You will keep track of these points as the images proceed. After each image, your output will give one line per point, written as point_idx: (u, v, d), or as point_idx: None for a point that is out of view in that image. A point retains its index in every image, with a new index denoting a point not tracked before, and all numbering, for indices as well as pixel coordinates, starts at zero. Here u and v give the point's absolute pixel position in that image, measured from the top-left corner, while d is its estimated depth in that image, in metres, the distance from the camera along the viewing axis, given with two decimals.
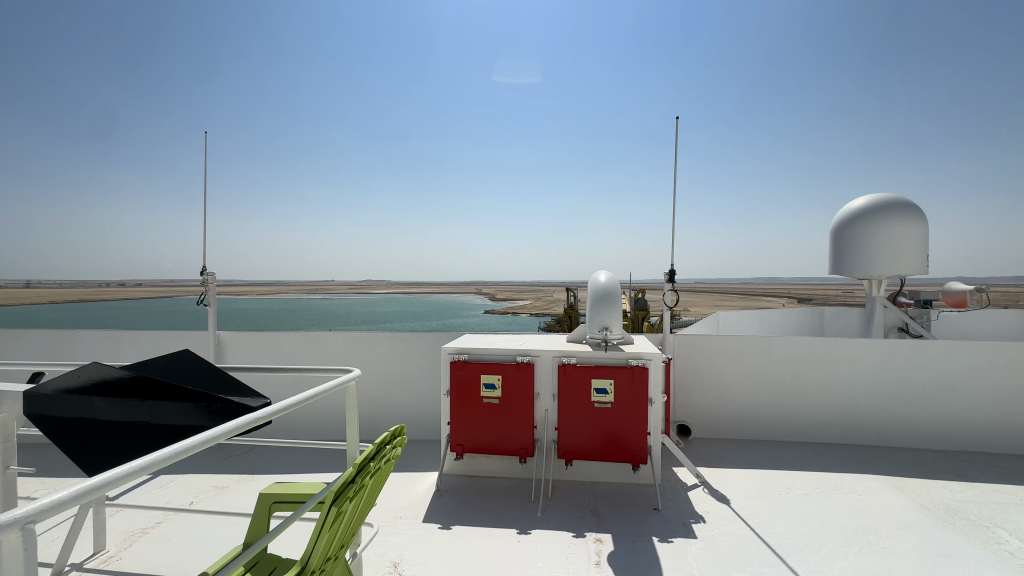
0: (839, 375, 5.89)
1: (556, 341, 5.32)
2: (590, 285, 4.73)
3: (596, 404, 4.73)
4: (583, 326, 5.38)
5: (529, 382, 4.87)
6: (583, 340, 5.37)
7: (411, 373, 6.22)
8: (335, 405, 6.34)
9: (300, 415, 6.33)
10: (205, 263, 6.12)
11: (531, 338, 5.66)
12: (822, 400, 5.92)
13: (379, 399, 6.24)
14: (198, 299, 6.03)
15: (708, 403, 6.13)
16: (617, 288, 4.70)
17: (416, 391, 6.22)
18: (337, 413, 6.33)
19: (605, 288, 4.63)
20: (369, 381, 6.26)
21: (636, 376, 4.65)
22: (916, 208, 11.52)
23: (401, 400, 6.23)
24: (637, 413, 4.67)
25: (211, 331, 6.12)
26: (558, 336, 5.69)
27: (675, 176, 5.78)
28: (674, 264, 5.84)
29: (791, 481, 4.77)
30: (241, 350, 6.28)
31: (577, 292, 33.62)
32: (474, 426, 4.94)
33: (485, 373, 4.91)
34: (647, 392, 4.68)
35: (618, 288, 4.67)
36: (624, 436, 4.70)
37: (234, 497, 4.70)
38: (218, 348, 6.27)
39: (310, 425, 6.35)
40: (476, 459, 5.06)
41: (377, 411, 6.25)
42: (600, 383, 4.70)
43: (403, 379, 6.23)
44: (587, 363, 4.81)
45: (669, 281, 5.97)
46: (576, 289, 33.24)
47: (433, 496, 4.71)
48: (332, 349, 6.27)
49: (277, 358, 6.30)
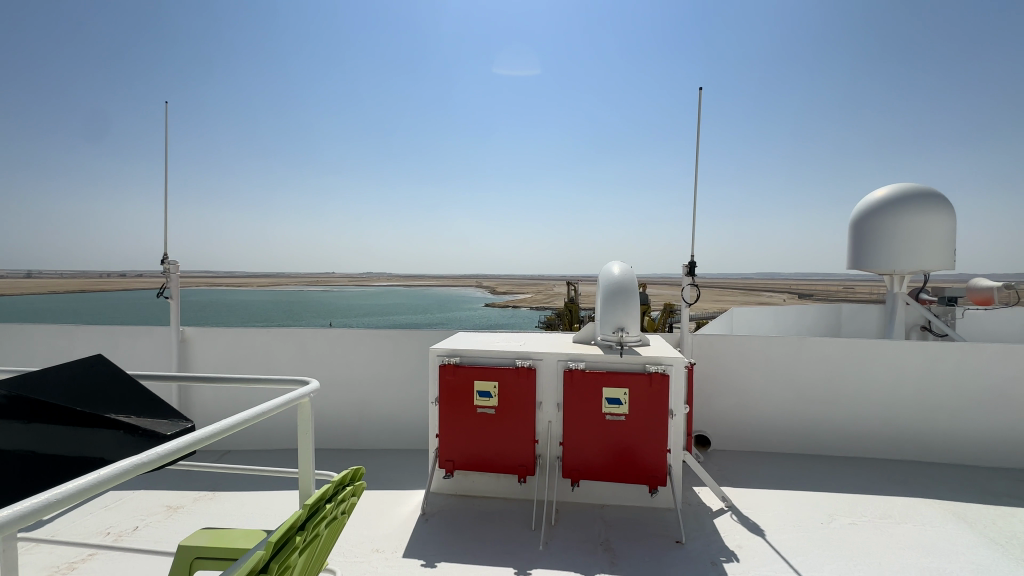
0: (879, 381, 5.23)
1: (560, 343, 4.66)
2: (603, 279, 4.04)
3: (607, 416, 4.08)
4: (592, 326, 4.72)
5: (530, 390, 4.21)
6: (591, 342, 4.70)
7: (396, 375, 5.57)
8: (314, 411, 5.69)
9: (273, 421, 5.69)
10: (167, 250, 5.44)
11: (532, 339, 5.02)
12: (859, 409, 5.27)
13: (363, 404, 5.61)
14: (157, 291, 5.36)
15: (730, 412, 5.47)
16: (635, 283, 3.99)
17: (403, 395, 5.58)
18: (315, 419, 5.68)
19: (621, 283, 3.92)
20: (351, 383, 5.61)
21: (654, 385, 3.99)
22: (941, 199, 10.79)
23: (386, 406, 5.59)
24: (655, 427, 4.03)
25: (173, 327, 5.47)
26: (562, 337, 5.02)
27: (697, 154, 5.09)
28: (695, 255, 5.15)
29: (833, 507, 4.12)
30: (208, 348, 5.63)
31: (578, 285, 33.04)
32: (466, 439, 4.30)
33: (479, 379, 4.25)
34: (667, 404, 4.02)
35: (636, 282, 3.97)
36: (639, 454, 4.06)
37: (189, 521, 4.07)
38: (183, 347, 5.61)
39: (285, 432, 5.71)
40: (469, 477, 4.42)
41: (359, 418, 5.63)
42: (612, 392, 4.05)
43: (388, 381, 5.58)
44: (597, 369, 4.14)
45: (689, 274, 5.29)
46: (575, 283, 32.77)
47: (418, 521, 4.08)
48: (309, 347, 5.62)
49: (247, 358, 5.65)
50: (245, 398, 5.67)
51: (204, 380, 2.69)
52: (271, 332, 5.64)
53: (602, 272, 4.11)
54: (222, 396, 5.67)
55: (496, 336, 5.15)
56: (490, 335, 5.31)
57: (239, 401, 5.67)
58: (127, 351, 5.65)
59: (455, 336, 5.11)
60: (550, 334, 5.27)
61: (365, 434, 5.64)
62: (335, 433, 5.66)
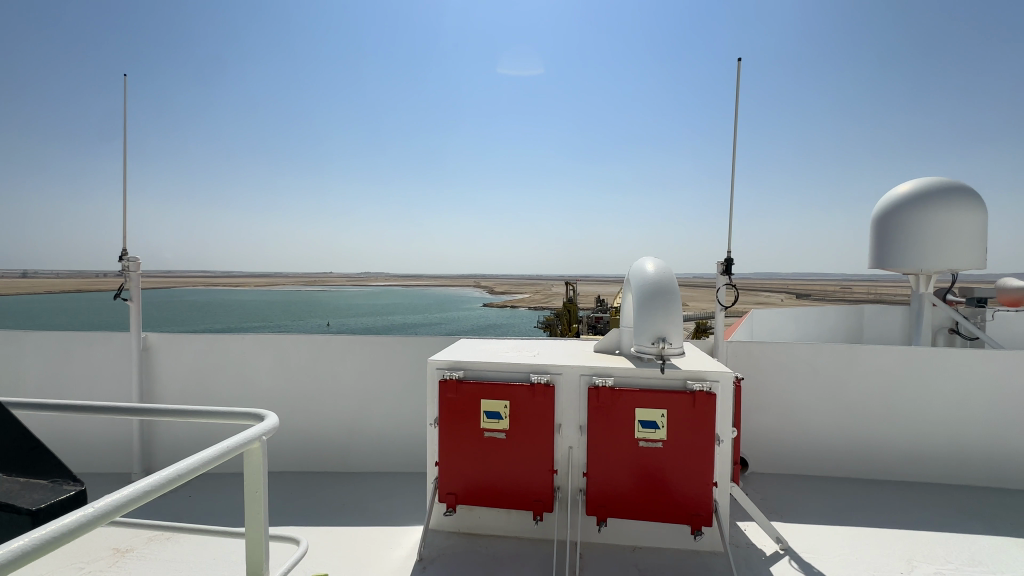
0: (942, 395, 4.57)
1: (580, 354, 3.99)
2: (637, 281, 3.37)
3: (641, 443, 3.41)
4: (617, 332, 4.06)
5: (548, 410, 3.53)
6: (616, 352, 4.04)
7: (389, 389, 4.88)
8: (293, 431, 4.98)
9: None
10: (125, 245, 4.74)
11: (546, 348, 4.34)
12: (919, 427, 4.61)
13: (351, 421, 4.92)
14: (114, 293, 4.67)
15: (771, 431, 4.81)
16: (675, 284, 3.31)
17: (397, 411, 4.89)
18: (295, 440, 4.97)
19: (660, 284, 3.25)
20: (338, 397, 4.93)
21: (698, 405, 3.32)
22: (969, 194, 10.10)
23: (378, 423, 4.91)
24: (698, 456, 3.35)
25: (133, 334, 4.77)
26: (580, 346, 4.35)
27: (735, 135, 4.44)
28: (733, 250, 4.50)
29: (909, 551, 3.45)
30: (175, 357, 4.94)
31: (577, 286, 32.45)
32: (472, 468, 3.62)
33: (487, 398, 3.56)
34: (714, 428, 3.35)
35: (676, 282, 3.30)
36: (680, 488, 3.38)
37: (138, 569, 3.38)
38: (146, 356, 4.91)
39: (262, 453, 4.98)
40: (474, 514, 3.73)
41: (348, 436, 4.94)
42: (647, 414, 3.37)
43: (380, 395, 4.89)
44: (628, 386, 3.47)
45: (724, 273, 4.62)
46: (575, 284, 32.19)
47: (414, 569, 3.39)
48: (291, 356, 4.93)
49: (219, 369, 4.96)
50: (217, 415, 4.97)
51: (125, 414, 2.00)
52: (246, 339, 4.94)
53: (635, 274, 3.45)
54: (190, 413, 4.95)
55: (504, 345, 4.47)
56: (497, 342, 4.64)
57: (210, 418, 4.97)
58: (81, 362, 4.95)
59: (456, 345, 4.43)
60: (566, 343, 4.61)
61: (354, 454, 4.95)
62: (321, 453, 4.97)
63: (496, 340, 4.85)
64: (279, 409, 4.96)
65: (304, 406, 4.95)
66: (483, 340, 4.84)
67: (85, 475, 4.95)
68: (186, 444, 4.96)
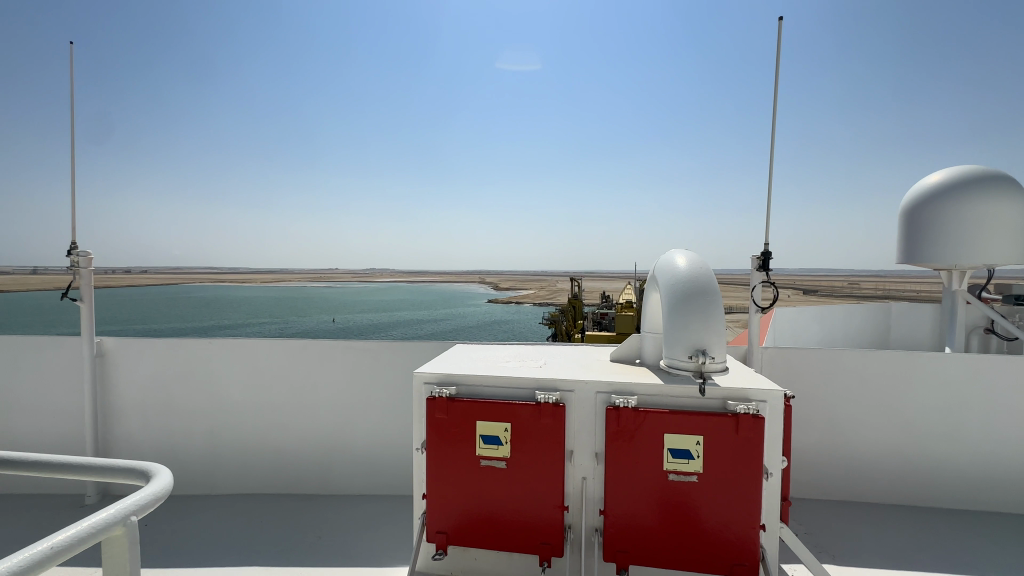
0: (1017, 413, 3.91)
1: (595, 366, 3.38)
2: (666, 283, 2.78)
3: (671, 476, 2.79)
4: (636, 338, 3.53)
5: (557, 435, 2.92)
6: (635, 360, 3.51)
7: (375, 401, 4.31)
8: (268, 448, 4.40)
9: (218, 460, 4.41)
10: (75, 237, 4.17)
11: (553, 357, 3.73)
12: (988, 448, 3.97)
13: (333, 438, 4.35)
14: (60, 293, 4.09)
15: (811, 451, 4.19)
16: (714, 282, 2.67)
17: (384, 427, 4.31)
18: (269, 459, 4.40)
19: (694, 283, 2.63)
20: (317, 411, 4.35)
21: (742, 432, 2.70)
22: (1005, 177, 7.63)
23: (363, 440, 4.33)
24: (742, 494, 2.74)
25: (84, 339, 4.19)
26: (593, 356, 3.74)
27: (774, 109, 3.82)
28: (770, 243, 3.87)
29: None
30: (135, 365, 4.37)
31: (583, 281, 31.81)
32: (466, 503, 3.03)
33: (484, 420, 2.96)
34: (761, 459, 2.73)
35: (715, 280, 2.66)
36: (719, 532, 2.77)
37: None
38: (100, 364, 4.34)
39: (233, 473, 4.41)
40: (470, 555, 3.14)
41: (329, 455, 4.37)
42: (679, 441, 2.76)
43: (365, 408, 4.32)
44: (655, 407, 2.85)
45: (760, 269, 3.99)
46: (580, 281, 31.55)
47: None
48: (265, 364, 4.36)
49: (184, 378, 4.39)
50: (182, 430, 4.40)
51: None
52: (215, 345, 4.37)
53: (665, 274, 2.86)
54: (151, 428, 4.38)
55: (503, 353, 3.87)
56: (496, 349, 4.04)
57: (175, 434, 4.40)
58: (27, 371, 4.37)
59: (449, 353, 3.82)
60: (576, 351, 3.99)
61: (337, 475, 4.38)
62: (298, 474, 4.40)
63: (495, 345, 4.24)
64: (252, 424, 4.39)
65: (279, 420, 4.38)
66: (481, 346, 4.23)
67: (35, 496, 4.41)
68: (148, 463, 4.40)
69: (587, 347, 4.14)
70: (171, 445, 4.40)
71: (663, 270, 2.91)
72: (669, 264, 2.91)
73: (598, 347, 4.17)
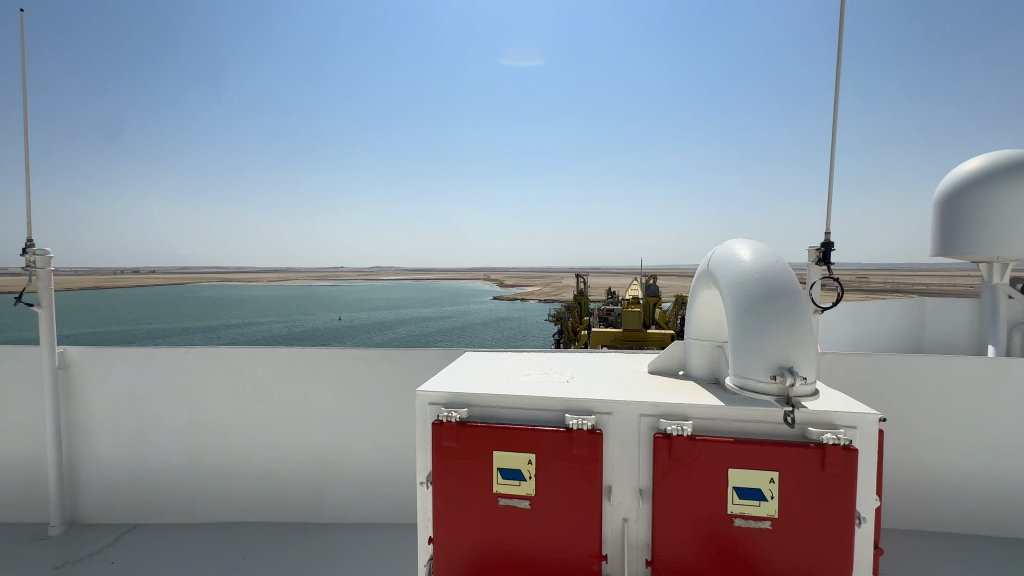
0: None
1: (631, 380, 2.83)
2: (726, 285, 2.24)
3: (737, 521, 2.24)
4: (679, 346, 3.05)
5: (592, 468, 2.38)
6: (678, 373, 3.02)
7: (374, 416, 3.80)
8: (255, 470, 3.90)
9: (199, 483, 3.91)
10: (30, 233, 3.66)
11: (579, 368, 3.19)
12: None
13: (327, 458, 3.85)
14: (13, 298, 3.58)
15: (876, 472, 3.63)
16: (786, 277, 2.10)
17: (384, 445, 3.80)
18: (257, 482, 3.90)
19: (762, 284, 2.08)
20: (309, 427, 3.85)
21: (829, 467, 2.15)
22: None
23: (361, 460, 3.83)
24: (827, 543, 2.19)
25: (44, 349, 3.69)
26: (625, 366, 3.19)
27: (836, 74, 3.24)
28: (834, 232, 3.28)
29: None
30: (105, 377, 3.87)
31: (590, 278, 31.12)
32: (482, 549, 2.49)
33: (502, 450, 2.42)
34: (853, 500, 2.17)
35: (787, 275, 2.09)
36: None
37: None
38: (65, 377, 3.84)
39: (215, 499, 3.91)
40: None
41: (323, 477, 3.86)
42: (747, 478, 2.21)
43: (363, 424, 3.81)
44: (716, 435, 2.29)
45: (819, 263, 3.41)
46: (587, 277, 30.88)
47: None
48: (249, 377, 3.85)
49: (160, 393, 3.89)
50: (158, 450, 3.90)
51: None
52: (193, 354, 3.87)
53: (723, 275, 2.33)
54: (125, 447, 3.89)
55: (520, 363, 3.34)
56: (511, 357, 3.51)
57: (150, 454, 3.90)
58: None
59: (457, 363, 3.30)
60: (604, 359, 3.45)
61: (331, 500, 3.87)
62: (289, 499, 3.89)
63: (509, 352, 3.72)
64: (236, 443, 3.88)
65: (267, 439, 3.87)
66: (493, 353, 3.70)
67: None
68: (123, 487, 3.91)
69: (615, 353, 3.59)
70: (145, 467, 3.91)
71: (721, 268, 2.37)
72: (729, 261, 2.37)
73: (628, 353, 3.63)
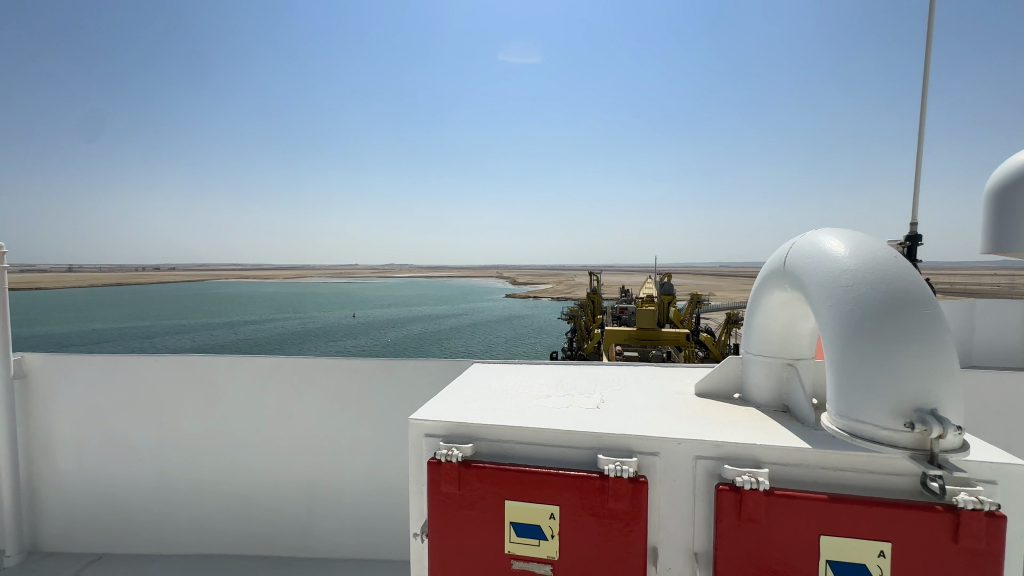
0: None
1: (678, 405, 2.28)
2: (812, 298, 1.69)
3: None
4: (733, 365, 2.49)
5: (633, 526, 1.82)
6: (732, 398, 2.45)
7: (369, 434, 3.31)
8: (234, 496, 3.42)
9: (171, 509, 3.44)
10: None
11: (608, 386, 2.64)
12: None
13: (316, 482, 3.36)
14: None
15: None
16: (893, 277, 1.50)
17: (381, 469, 3.31)
18: (236, 509, 3.42)
19: (857, 295, 1.51)
20: (295, 447, 3.36)
21: (966, 540, 1.55)
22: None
23: (355, 485, 3.34)
24: None
25: None
26: (665, 385, 2.64)
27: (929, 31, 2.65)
28: (923, 224, 2.69)
29: None
30: (66, 389, 3.43)
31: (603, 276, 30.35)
32: None
33: (516, 500, 1.88)
34: None
35: (894, 275, 1.50)
36: None
37: None
38: (22, 388, 3.40)
39: (190, 527, 3.44)
40: None
41: (311, 504, 3.38)
42: (848, 549, 1.63)
43: (357, 444, 3.32)
44: (801, 489, 1.72)
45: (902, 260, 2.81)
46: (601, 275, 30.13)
47: None
48: (227, 389, 3.39)
49: (128, 406, 3.43)
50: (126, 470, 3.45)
51: None
52: (166, 363, 3.42)
53: (805, 283, 1.77)
54: (89, 467, 3.45)
55: (534, 378, 2.80)
56: (524, 372, 2.98)
57: (118, 476, 3.46)
58: None
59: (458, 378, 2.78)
60: (634, 374, 2.90)
61: (320, 532, 3.38)
62: (271, 530, 3.41)
63: (521, 365, 3.19)
64: (212, 464, 3.41)
65: (247, 461, 3.39)
66: (502, 365, 3.18)
67: None
68: (86, 512, 3.46)
69: (646, 367, 3.05)
70: (114, 489, 3.47)
71: (798, 272, 1.83)
72: (806, 260, 1.83)
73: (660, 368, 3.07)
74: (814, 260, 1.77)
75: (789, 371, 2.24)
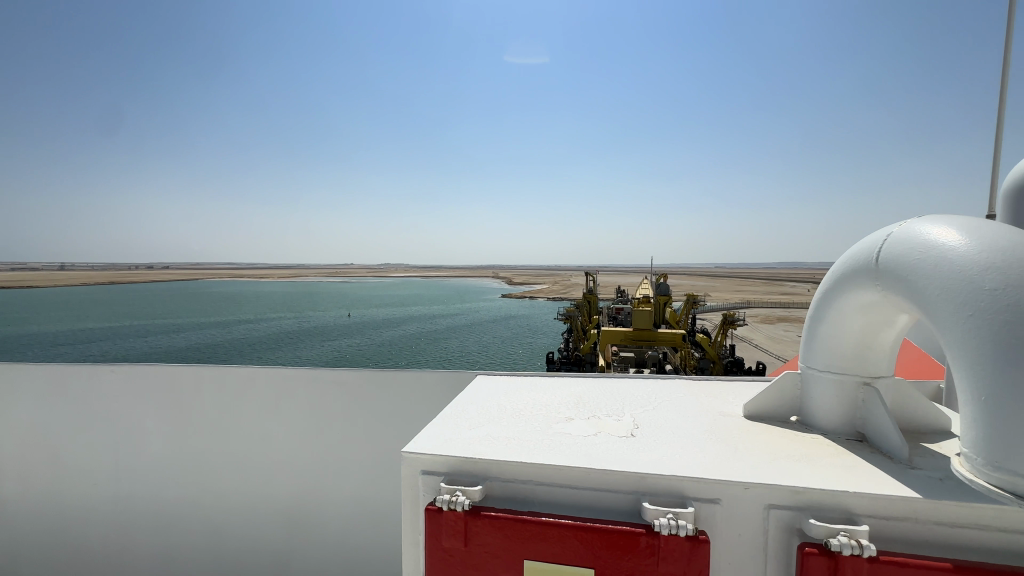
0: None
1: (729, 431, 1.89)
2: (935, 312, 1.36)
3: None
4: (788, 384, 2.09)
5: None
6: (791, 423, 2.04)
7: (357, 455, 2.91)
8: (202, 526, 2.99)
9: (129, 542, 3.02)
10: None
11: (639, 405, 2.24)
12: None
13: (296, 510, 2.95)
14: None
15: None
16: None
17: (370, 496, 2.90)
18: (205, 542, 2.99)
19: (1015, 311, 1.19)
20: (272, 469, 2.95)
21: None
22: None
23: (342, 512, 2.92)
24: None
25: None
26: (706, 403, 2.24)
27: None
28: None
29: None
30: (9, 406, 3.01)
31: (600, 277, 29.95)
32: None
33: (536, 560, 1.47)
34: None
35: None
36: None
37: None
38: None
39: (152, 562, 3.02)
40: None
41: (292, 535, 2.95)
42: None
43: (343, 466, 2.92)
44: (912, 553, 1.32)
45: None
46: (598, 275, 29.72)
47: None
48: (200, 404, 2.99)
49: (82, 421, 3.00)
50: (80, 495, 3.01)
51: None
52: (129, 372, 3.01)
53: (915, 288, 1.43)
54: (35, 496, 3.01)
55: (548, 395, 2.41)
56: (534, 386, 2.58)
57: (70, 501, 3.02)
58: None
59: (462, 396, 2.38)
60: (662, 391, 2.51)
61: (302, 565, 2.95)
62: (245, 564, 2.98)
63: (529, 379, 2.79)
64: (176, 490, 2.99)
65: (217, 485, 2.98)
66: (508, 379, 2.78)
67: None
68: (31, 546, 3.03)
69: (675, 381, 2.67)
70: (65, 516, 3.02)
71: (901, 274, 1.48)
72: (908, 259, 1.47)
73: (688, 382, 2.69)
74: (925, 259, 1.43)
75: (865, 391, 1.85)
